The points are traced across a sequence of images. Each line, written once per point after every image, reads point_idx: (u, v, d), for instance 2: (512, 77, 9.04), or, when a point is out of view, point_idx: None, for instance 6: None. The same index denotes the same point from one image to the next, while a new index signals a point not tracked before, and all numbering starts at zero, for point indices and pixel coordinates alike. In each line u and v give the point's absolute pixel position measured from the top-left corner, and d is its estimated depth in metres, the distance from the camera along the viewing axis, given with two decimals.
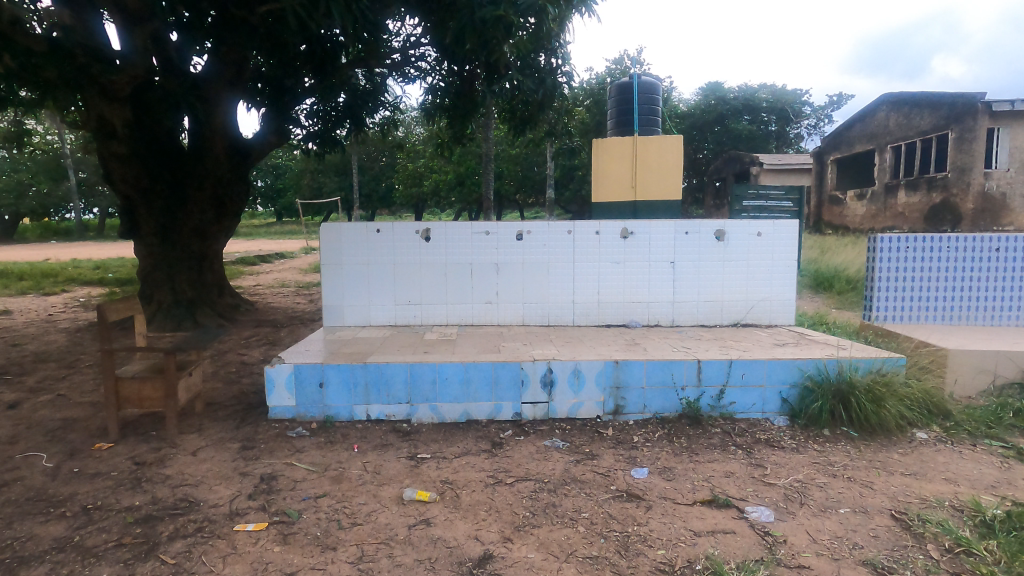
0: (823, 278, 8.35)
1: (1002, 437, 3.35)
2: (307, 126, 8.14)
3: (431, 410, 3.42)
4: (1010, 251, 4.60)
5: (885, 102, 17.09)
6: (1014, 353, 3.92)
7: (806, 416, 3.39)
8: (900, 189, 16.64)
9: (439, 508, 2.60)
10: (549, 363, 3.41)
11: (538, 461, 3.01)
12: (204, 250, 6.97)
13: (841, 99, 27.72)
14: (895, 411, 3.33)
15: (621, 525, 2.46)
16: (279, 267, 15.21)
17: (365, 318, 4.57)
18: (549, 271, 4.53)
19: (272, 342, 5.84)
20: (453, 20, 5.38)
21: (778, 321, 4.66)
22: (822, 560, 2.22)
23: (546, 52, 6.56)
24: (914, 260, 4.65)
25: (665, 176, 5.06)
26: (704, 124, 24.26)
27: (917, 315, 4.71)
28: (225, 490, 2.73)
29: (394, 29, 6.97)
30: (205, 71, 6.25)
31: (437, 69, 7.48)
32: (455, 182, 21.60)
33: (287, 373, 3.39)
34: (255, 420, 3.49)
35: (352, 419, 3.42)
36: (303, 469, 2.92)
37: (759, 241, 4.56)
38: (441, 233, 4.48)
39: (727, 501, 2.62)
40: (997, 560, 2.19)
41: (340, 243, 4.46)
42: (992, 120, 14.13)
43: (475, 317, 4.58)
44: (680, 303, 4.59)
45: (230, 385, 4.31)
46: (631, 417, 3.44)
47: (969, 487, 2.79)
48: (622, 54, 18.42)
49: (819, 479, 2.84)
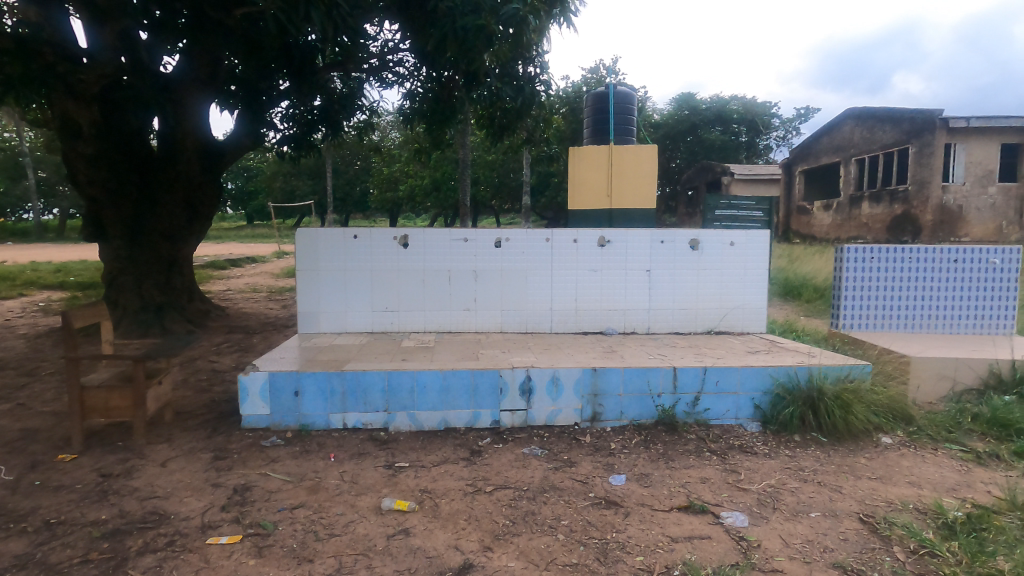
0: (792, 287, 8.59)
1: (962, 441, 3.49)
2: (282, 129, 8.01)
3: (409, 418, 3.39)
4: (968, 263, 4.80)
5: (850, 116, 17.80)
6: (972, 360, 4.08)
7: (778, 422, 3.47)
8: (864, 201, 17.22)
9: (419, 518, 2.57)
10: (528, 371, 3.41)
11: (517, 469, 3.02)
12: (173, 253, 6.81)
13: (808, 111, 28.55)
14: (862, 416, 3.44)
15: (600, 532, 2.48)
16: (250, 272, 14.95)
17: (342, 324, 4.51)
18: (528, 278, 4.54)
19: (244, 349, 5.71)
20: (435, 26, 5.37)
21: (750, 328, 4.77)
22: (794, 564, 2.28)
23: (524, 60, 6.56)
24: (879, 271, 4.80)
25: (641, 185, 5.14)
26: (677, 133, 24.77)
27: (882, 323, 4.87)
28: (196, 503, 2.66)
29: (373, 34, 6.94)
30: (177, 69, 6.10)
31: (415, 75, 7.46)
32: (431, 187, 21.51)
33: (261, 381, 3.32)
34: (227, 429, 3.42)
35: (329, 427, 3.37)
36: (277, 480, 2.86)
37: (732, 251, 4.67)
38: (420, 240, 4.47)
39: (702, 506, 2.67)
40: (959, 560, 2.27)
41: (316, 249, 4.40)
42: (950, 135, 14.65)
43: (453, 323, 4.57)
44: (656, 311, 4.66)
45: (201, 393, 4.21)
46: (609, 424, 3.48)
47: (931, 490, 2.90)
48: (597, 65, 18.73)
49: (790, 484, 2.91)
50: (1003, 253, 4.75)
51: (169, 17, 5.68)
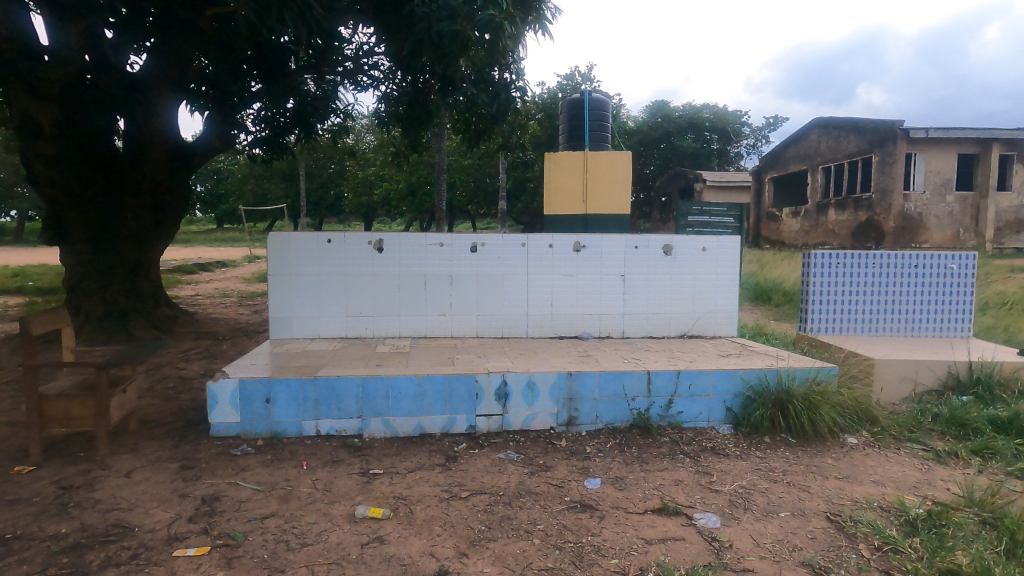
0: (762, 292, 8.79)
1: (923, 441, 3.62)
2: (253, 132, 7.86)
3: (384, 424, 3.35)
4: (927, 268, 4.98)
5: (816, 126, 18.35)
6: (932, 362, 4.23)
7: (748, 424, 3.54)
8: (830, 208, 17.74)
9: (393, 525, 2.55)
10: (504, 376, 3.41)
11: (492, 474, 3.01)
12: (140, 258, 6.62)
13: (777, 120, 29.20)
14: (828, 418, 3.54)
15: (576, 535, 2.49)
16: (219, 276, 14.62)
17: (315, 330, 4.45)
18: (504, 283, 4.55)
19: (213, 356, 5.58)
20: (411, 32, 5.35)
21: (722, 332, 4.86)
22: (765, 563, 2.32)
23: (500, 67, 6.58)
24: (844, 276, 4.94)
25: (616, 191, 5.21)
26: (651, 140, 25.14)
27: (846, 326, 5.02)
28: (162, 514, 2.59)
29: (348, 36, 6.89)
30: (144, 67, 5.95)
31: (390, 78, 7.42)
32: (406, 192, 21.42)
33: (230, 388, 3.24)
34: (195, 438, 3.33)
35: (301, 434, 3.31)
36: (247, 489, 2.80)
37: (704, 256, 4.76)
38: (395, 245, 4.44)
39: (676, 508, 2.70)
40: (920, 556, 2.35)
41: (288, 253, 4.33)
42: (910, 145, 15.21)
43: (429, 329, 4.54)
44: (630, 315, 4.72)
45: (168, 401, 4.09)
46: (584, 428, 3.50)
47: (895, 488, 2.99)
48: (573, 72, 18.95)
49: (761, 484, 2.97)
50: (959, 259, 4.95)
51: (136, 14, 5.54)
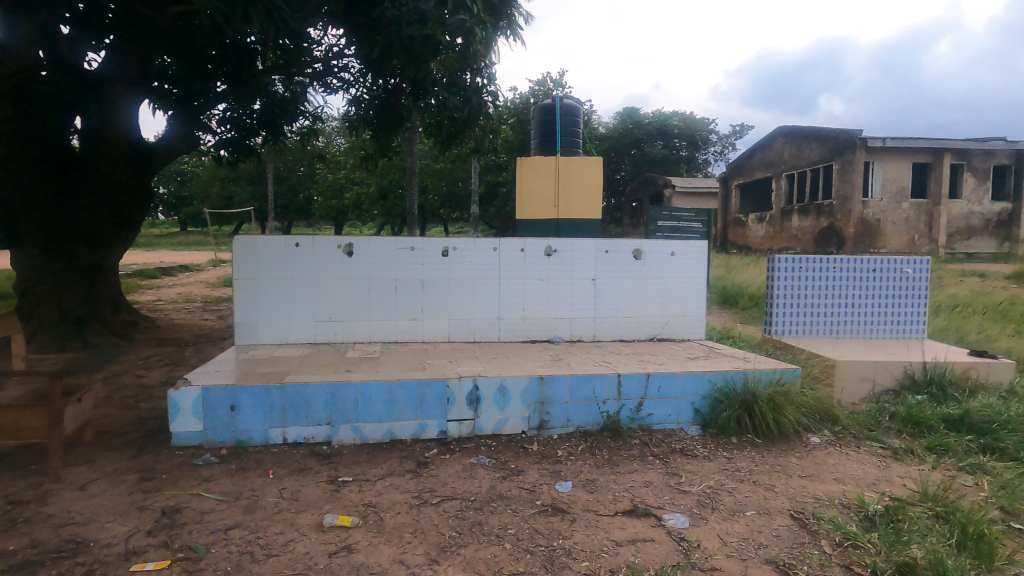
0: (729, 295, 9.00)
1: (881, 439, 3.75)
2: (218, 132, 7.68)
3: (353, 431, 3.30)
4: (884, 272, 5.17)
5: (780, 134, 18.93)
6: (890, 363, 4.39)
7: (716, 425, 3.61)
8: (794, 214, 18.27)
9: (362, 533, 2.51)
10: (475, 381, 3.40)
11: (464, 479, 2.99)
12: (97, 262, 6.38)
13: (743, 128, 29.96)
14: (792, 418, 3.64)
15: (547, 539, 2.50)
16: (182, 280, 14.19)
17: (283, 335, 4.36)
18: (476, 288, 4.54)
19: (175, 363, 5.41)
20: (381, 34, 5.30)
21: (691, 335, 4.95)
22: (731, 562, 2.37)
23: (473, 71, 6.58)
24: (806, 279, 5.09)
25: (587, 196, 5.26)
26: (622, 146, 25.50)
27: (808, 329, 5.17)
28: (119, 528, 2.49)
29: (317, 38, 6.80)
30: (102, 65, 5.76)
31: (361, 81, 7.34)
32: (377, 196, 21.22)
33: (193, 396, 3.14)
34: (155, 447, 3.22)
35: (267, 443, 3.24)
36: (210, 500, 2.72)
37: (673, 261, 4.84)
38: (365, 249, 4.38)
39: (646, 510, 2.73)
40: (878, 550, 2.43)
41: (255, 257, 4.23)
42: (869, 154, 15.79)
43: (400, 334, 4.50)
44: (601, 319, 4.76)
45: (126, 410, 3.95)
46: (555, 431, 3.51)
47: (855, 486, 3.09)
48: (545, 77, 19.08)
49: (727, 484, 3.03)
50: (914, 263, 5.18)
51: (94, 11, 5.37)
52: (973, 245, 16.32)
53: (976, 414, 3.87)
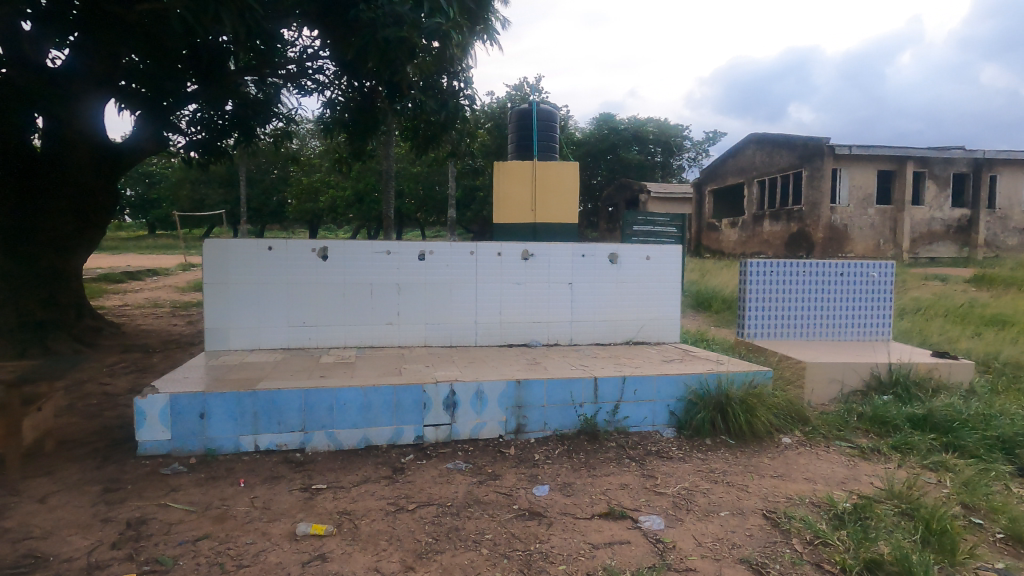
0: (703, 299, 9.14)
1: (849, 439, 3.85)
2: (188, 133, 7.51)
3: (328, 437, 3.25)
4: (851, 275, 5.32)
5: (752, 141, 19.36)
6: (857, 364, 4.51)
7: (690, 427, 3.66)
8: (765, 219, 18.68)
9: (337, 542, 2.47)
10: (452, 385, 3.38)
11: (440, 485, 2.97)
12: (59, 266, 6.17)
13: (716, 135, 30.55)
14: (764, 419, 3.71)
15: (524, 543, 2.49)
16: (151, 285, 13.81)
17: (255, 340, 4.27)
18: (452, 292, 4.52)
19: (142, 370, 5.26)
20: (356, 36, 5.26)
21: (666, 338, 5.01)
22: (706, 562, 2.39)
23: (449, 74, 6.58)
24: (777, 283, 5.20)
25: (563, 201, 5.30)
26: (598, 151, 25.76)
27: (779, 331, 5.28)
28: (81, 541, 2.40)
29: (291, 39, 6.72)
30: (66, 63, 5.60)
31: (336, 83, 7.27)
32: (353, 199, 21.01)
33: (160, 403, 3.05)
34: (120, 457, 3.12)
35: (238, 451, 3.16)
36: (178, 510, 2.64)
37: (648, 265, 4.90)
38: (340, 252, 4.33)
39: (622, 512, 2.75)
40: (847, 547, 2.49)
41: (226, 261, 4.14)
42: (836, 161, 16.24)
43: (375, 338, 4.45)
44: (578, 322, 4.79)
45: (90, 419, 3.82)
46: (532, 435, 3.51)
47: (824, 485, 3.16)
48: (522, 82, 19.16)
49: (702, 485, 3.07)
50: (879, 267, 5.34)
51: (58, 7, 5.21)
52: (934, 250, 16.91)
53: (938, 413, 4.00)
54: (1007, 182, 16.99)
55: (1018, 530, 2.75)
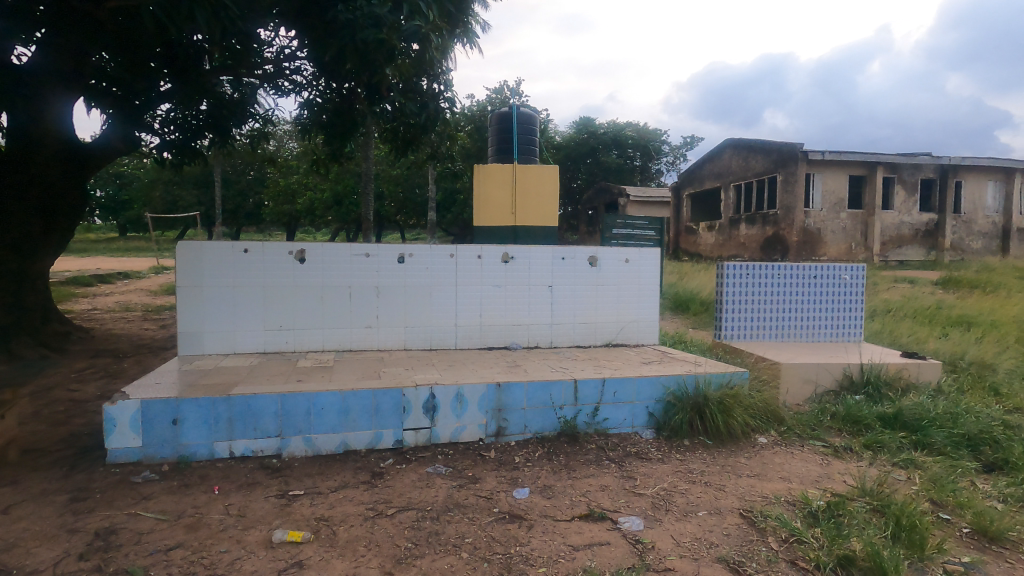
0: (681, 301, 9.26)
1: (822, 438, 3.94)
2: (161, 133, 7.34)
3: (305, 442, 3.20)
4: (824, 278, 5.44)
5: (728, 146, 19.70)
6: (830, 365, 4.61)
7: (669, 428, 3.70)
8: (741, 223, 19.01)
9: (314, 548, 2.43)
10: (432, 388, 3.37)
11: (420, 489, 2.94)
12: (25, 268, 5.97)
13: (694, 140, 31.03)
14: (740, 419, 3.76)
15: (504, 546, 2.49)
16: (121, 288, 13.47)
17: (230, 344, 4.19)
18: (432, 294, 4.50)
19: (112, 376, 5.11)
20: (333, 37, 5.20)
21: (645, 340, 5.06)
22: (684, 562, 2.42)
23: (429, 76, 6.57)
24: (753, 285, 5.29)
25: (542, 204, 5.32)
26: (578, 155, 25.97)
27: (755, 333, 5.37)
28: (46, 554, 2.32)
29: (267, 38, 6.63)
30: (31, 60, 5.44)
31: (314, 84, 7.18)
32: (332, 201, 20.81)
33: (131, 409, 2.97)
34: (89, 466, 3.03)
35: (212, 457, 3.10)
36: (149, 519, 2.58)
37: (627, 268, 4.95)
38: (318, 255, 4.28)
39: (602, 514, 2.77)
40: (820, 544, 2.54)
41: (200, 263, 4.06)
42: (809, 166, 16.61)
43: (354, 341, 4.40)
44: (558, 325, 4.81)
45: (56, 426, 3.70)
46: (513, 438, 3.51)
47: (799, 483, 3.22)
48: (502, 86, 19.22)
49: (681, 485, 3.11)
50: (851, 270, 5.48)
51: None
52: (903, 253, 17.41)
53: (908, 412, 4.11)
54: (972, 187, 17.57)
55: (983, 524, 2.84)
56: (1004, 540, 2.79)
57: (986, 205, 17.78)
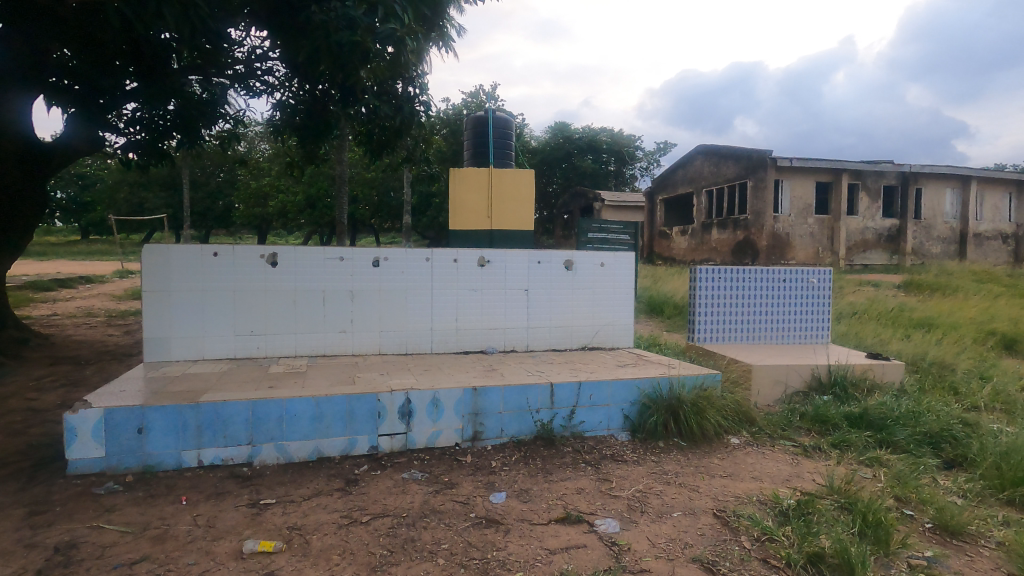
0: (655, 305, 9.38)
1: (792, 438, 4.03)
2: (126, 133, 7.13)
3: (277, 450, 3.13)
4: (793, 281, 5.58)
5: (700, 153, 20.08)
6: (799, 366, 4.72)
7: (644, 430, 3.74)
8: (713, 227, 19.37)
9: (286, 558, 2.38)
10: (407, 393, 3.33)
11: (395, 495, 2.91)
12: None
13: (667, 146, 31.56)
14: (713, 420, 3.82)
15: (481, 552, 2.47)
16: (83, 293, 13.03)
17: (199, 350, 4.09)
18: (407, 298, 4.47)
19: (74, 383, 4.93)
20: (307, 37, 5.13)
21: (619, 343, 5.11)
22: (659, 562, 2.44)
23: (404, 80, 6.55)
24: (725, 289, 5.39)
25: (518, 208, 5.33)
26: (553, 160, 26.16)
27: (727, 335, 5.47)
28: (2, 570, 2.22)
29: (238, 38, 6.51)
30: None
31: (286, 85, 7.07)
32: (305, 204, 20.48)
33: (94, 418, 2.87)
34: (48, 478, 2.92)
35: (179, 467, 3.01)
36: (113, 532, 2.49)
37: (602, 271, 4.99)
38: (290, 259, 4.20)
39: (578, 516, 2.78)
40: (791, 542, 2.59)
41: (167, 267, 3.95)
42: (778, 173, 17.03)
43: (328, 346, 4.34)
44: (534, 328, 4.82)
45: (13, 437, 3.54)
46: (489, 442, 3.50)
47: (770, 482, 3.28)
48: (478, 90, 19.27)
49: (656, 487, 3.14)
50: (818, 274, 5.63)
51: None
52: (867, 257, 17.97)
53: (873, 411, 4.24)
54: (931, 194, 18.25)
55: (944, 519, 2.94)
56: (964, 534, 2.89)
57: (944, 211, 18.47)
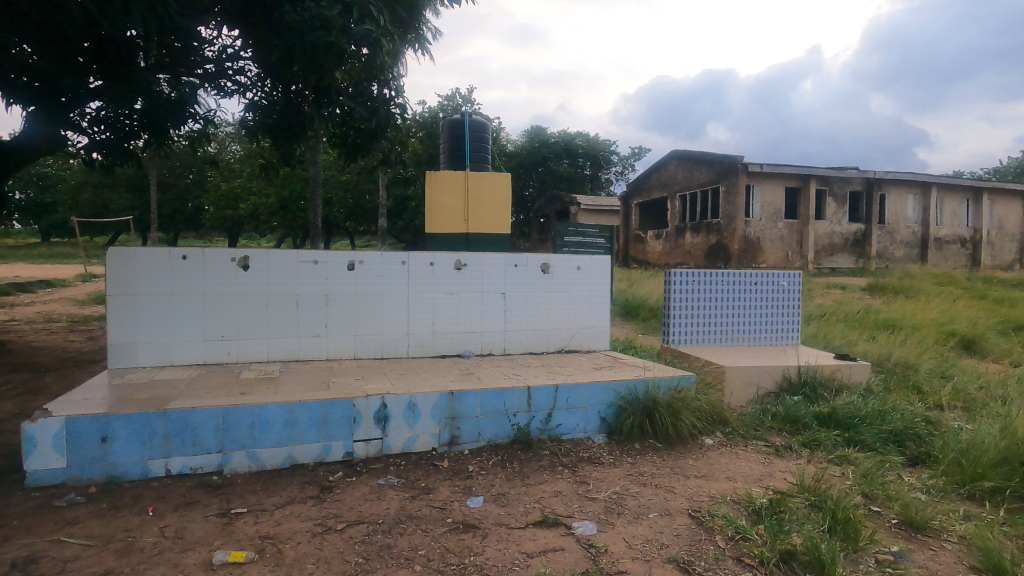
0: (630, 308, 9.48)
1: (764, 438, 4.11)
2: (90, 133, 6.91)
3: (248, 458, 3.06)
4: (764, 284, 5.70)
5: (673, 158, 20.40)
6: (770, 367, 4.82)
7: (620, 432, 3.76)
8: (687, 231, 19.68)
9: (258, 568, 2.32)
10: (383, 398, 3.30)
11: (371, 502, 2.87)
12: None
13: (641, 151, 31.99)
14: (688, 422, 3.87)
15: (458, 557, 2.45)
16: (44, 297, 12.57)
17: (166, 356, 3.97)
18: (383, 302, 4.42)
19: (34, 392, 4.74)
20: (280, 37, 5.05)
21: (596, 346, 5.14)
22: (636, 563, 2.46)
23: (379, 81, 6.49)
24: (698, 291, 5.47)
25: (495, 211, 5.33)
26: (529, 163, 26.25)
27: (700, 338, 5.55)
28: None
29: (208, 37, 6.36)
30: None
31: (258, 85, 6.94)
32: (277, 206, 20.09)
33: (54, 428, 2.76)
34: (4, 491, 2.79)
35: (146, 477, 2.92)
36: (75, 546, 2.39)
37: (579, 275, 5.02)
38: (263, 262, 4.12)
39: (556, 519, 2.78)
40: (764, 540, 2.64)
41: (133, 271, 3.83)
42: (749, 178, 17.39)
43: (301, 351, 4.26)
44: (510, 332, 4.81)
45: None
46: (466, 447, 3.48)
47: (743, 482, 3.34)
48: (454, 94, 19.23)
49: (632, 488, 3.16)
50: (787, 277, 5.77)
51: None
52: (834, 260, 18.48)
53: (841, 410, 4.35)
54: (894, 200, 18.88)
55: (909, 514, 3.04)
56: (928, 529, 2.98)
57: (906, 216, 19.12)
